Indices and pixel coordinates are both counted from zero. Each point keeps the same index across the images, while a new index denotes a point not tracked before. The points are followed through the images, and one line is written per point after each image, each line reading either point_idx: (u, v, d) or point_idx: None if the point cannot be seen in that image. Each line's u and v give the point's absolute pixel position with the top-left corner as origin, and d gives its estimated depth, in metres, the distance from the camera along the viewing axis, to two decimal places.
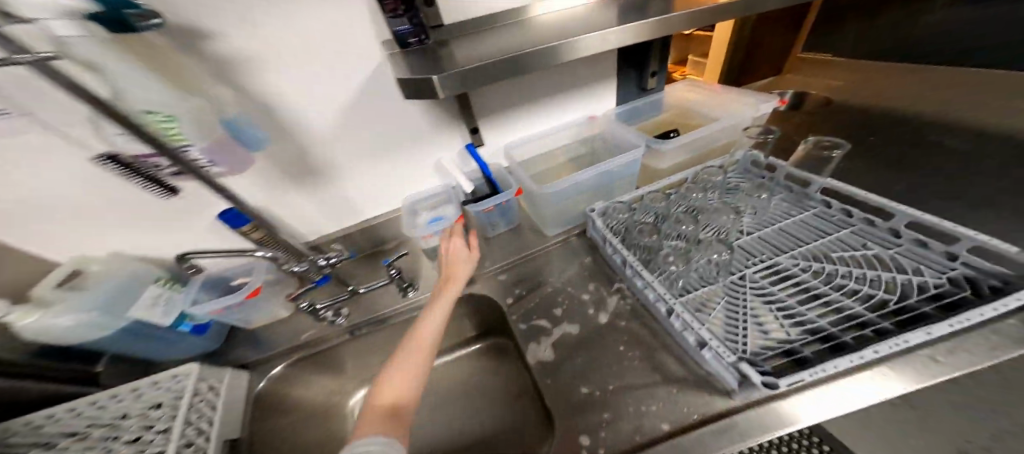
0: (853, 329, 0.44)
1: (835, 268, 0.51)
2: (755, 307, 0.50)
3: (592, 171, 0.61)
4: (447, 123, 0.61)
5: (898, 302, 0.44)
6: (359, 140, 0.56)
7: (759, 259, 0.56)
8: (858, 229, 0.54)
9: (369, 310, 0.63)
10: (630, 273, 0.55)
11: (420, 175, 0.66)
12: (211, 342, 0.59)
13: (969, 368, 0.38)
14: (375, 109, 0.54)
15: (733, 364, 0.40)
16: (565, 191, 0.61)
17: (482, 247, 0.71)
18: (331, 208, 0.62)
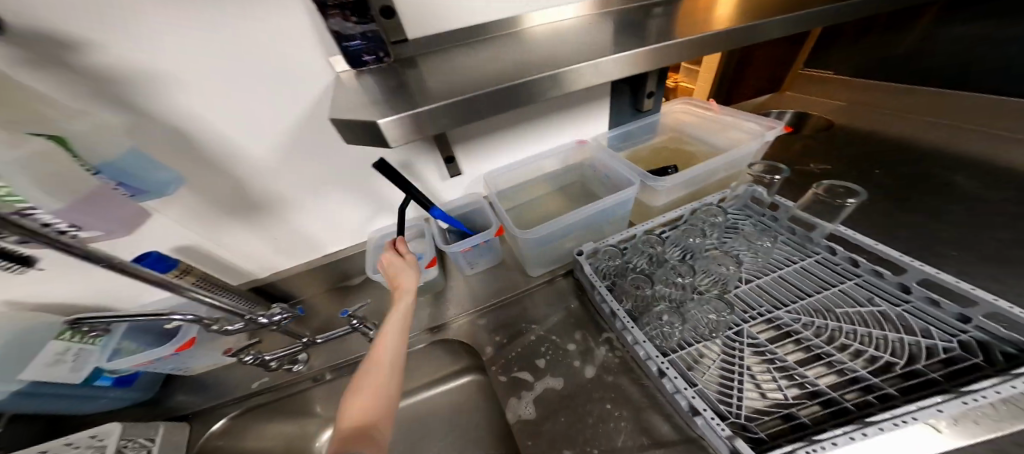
0: (856, 395, 0.40)
1: (841, 326, 0.46)
2: (752, 365, 0.45)
3: (581, 212, 0.55)
4: (416, 150, 0.55)
5: (905, 367, 0.40)
6: (309, 173, 0.51)
7: (756, 311, 0.51)
8: (863, 281, 0.50)
9: (331, 359, 0.56)
10: (618, 326, 0.51)
11: (390, 210, 0.61)
12: (144, 392, 0.52)
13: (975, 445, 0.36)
14: (323, 137, 0.48)
15: (726, 439, 0.36)
16: (549, 234, 0.55)
17: (459, 285, 0.65)
18: (285, 243, 0.56)
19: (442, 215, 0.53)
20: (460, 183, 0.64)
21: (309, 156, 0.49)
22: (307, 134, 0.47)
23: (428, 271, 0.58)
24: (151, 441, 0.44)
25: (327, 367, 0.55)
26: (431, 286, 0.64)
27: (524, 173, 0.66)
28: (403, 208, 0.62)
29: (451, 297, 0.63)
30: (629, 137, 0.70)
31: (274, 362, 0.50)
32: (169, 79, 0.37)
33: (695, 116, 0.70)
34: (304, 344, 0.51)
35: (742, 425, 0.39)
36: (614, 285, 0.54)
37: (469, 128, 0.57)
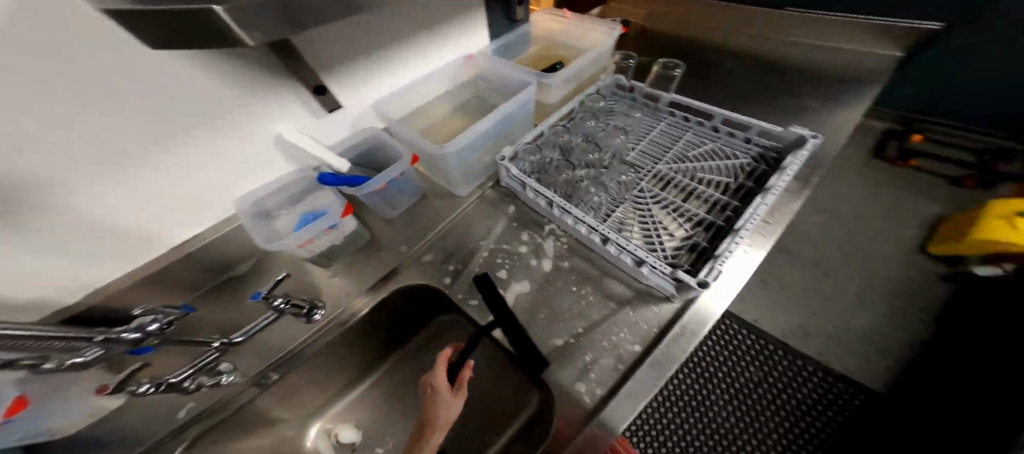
0: (718, 213, 0.58)
1: (695, 167, 0.64)
2: (660, 215, 0.58)
3: (493, 120, 0.54)
4: (266, 86, 0.42)
5: (736, 184, 0.61)
6: (77, 143, 0.33)
7: (648, 170, 0.64)
8: (696, 131, 0.68)
9: (260, 359, 0.45)
10: (558, 213, 0.55)
11: (249, 167, 0.48)
12: None
13: (782, 224, 0.58)
14: (122, 97, 0.33)
15: (672, 275, 0.47)
16: (468, 148, 0.53)
17: (384, 231, 0.56)
18: (81, 245, 0.39)
19: (336, 179, 0.43)
20: (343, 119, 0.54)
21: (93, 124, 0.33)
22: (66, 87, 0.30)
23: (343, 224, 0.47)
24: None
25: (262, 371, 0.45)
26: (352, 242, 0.53)
27: (416, 96, 0.59)
28: (271, 158, 0.50)
29: (381, 248, 0.55)
30: (507, 51, 0.72)
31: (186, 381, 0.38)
32: None
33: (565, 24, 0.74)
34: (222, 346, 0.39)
35: (670, 262, 0.52)
36: (543, 177, 0.59)
37: (325, 40, 0.43)
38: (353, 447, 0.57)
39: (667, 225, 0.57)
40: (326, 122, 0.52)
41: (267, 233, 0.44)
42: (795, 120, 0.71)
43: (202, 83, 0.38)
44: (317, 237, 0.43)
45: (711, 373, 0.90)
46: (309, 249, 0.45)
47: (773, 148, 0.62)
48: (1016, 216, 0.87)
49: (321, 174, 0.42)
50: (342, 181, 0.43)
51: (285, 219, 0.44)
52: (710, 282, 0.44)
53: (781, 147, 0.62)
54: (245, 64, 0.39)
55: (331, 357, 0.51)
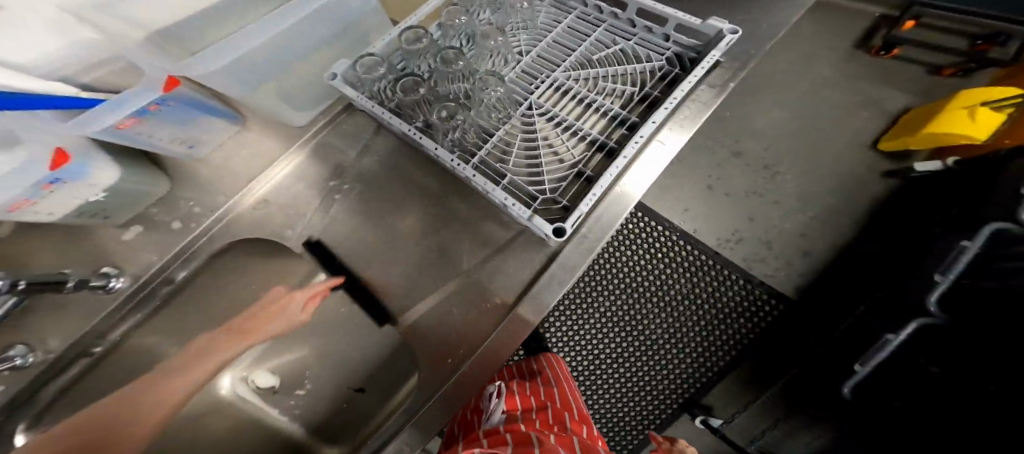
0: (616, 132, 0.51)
1: (596, 73, 0.54)
2: (549, 136, 0.51)
3: (281, 21, 0.39)
4: None
5: (640, 92, 0.52)
6: None
7: (542, 78, 0.55)
8: (608, 26, 0.58)
9: (92, 316, 0.46)
10: (416, 144, 0.48)
11: None
12: None
13: (687, 133, 0.49)
14: None
15: (528, 220, 0.42)
16: (252, 70, 0.40)
17: (226, 176, 0.52)
18: None
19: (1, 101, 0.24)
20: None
21: None
22: None
23: (85, 173, 0.37)
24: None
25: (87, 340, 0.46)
26: (128, 194, 0.44)
27: None
28: None
29: (209, 194, 0.51)
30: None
31: None
32: None
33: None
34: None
35: (544, 198, 0.47)
36: (396, 102, 0.50)
37: None
38: (274, 389, 0.66)
39: (554, 147, 0.50)
40: None
41: None
42: (742, 10, 0.57)
43: None
44: (33, 195, 0.33)
45: (635, 285, 0.95)
46: (42, 211, 0.36)
47: (693, 48, 0.53)
48: (976, 106, 0.85)
49: None
50: (17, 105, 0.26)
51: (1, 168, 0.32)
52: (565, 230, 0.41)
53: (701, 44, 0.52)
54: None
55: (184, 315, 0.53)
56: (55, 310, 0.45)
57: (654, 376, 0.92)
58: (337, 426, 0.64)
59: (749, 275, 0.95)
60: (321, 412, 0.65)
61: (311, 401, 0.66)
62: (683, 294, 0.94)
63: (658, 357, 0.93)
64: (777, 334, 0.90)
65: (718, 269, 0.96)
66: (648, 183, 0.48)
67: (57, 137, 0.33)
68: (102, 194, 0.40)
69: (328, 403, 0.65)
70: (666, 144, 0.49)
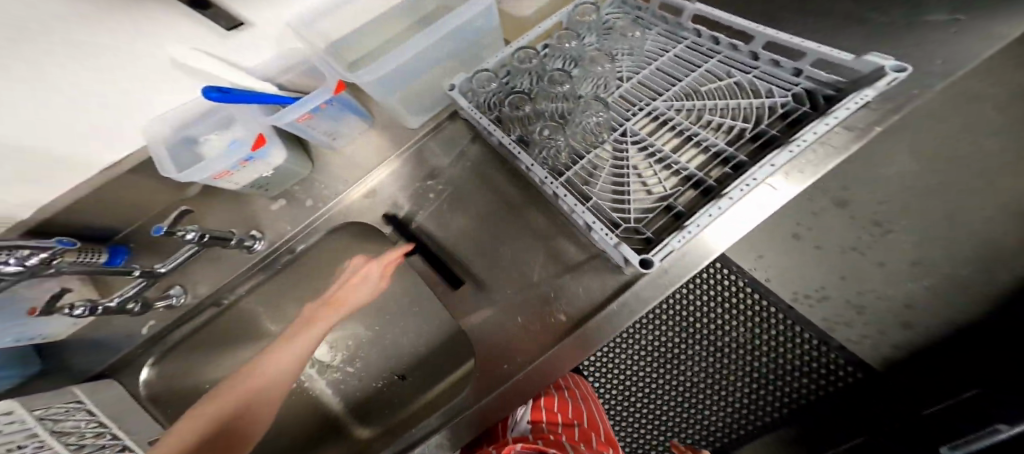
0: (719, 169, 0.47)
1: (704, 105, 0.50)
2: (639, 165, 0.49)
3: (419, 43, 0.45)
4: (159, 28, 0.36)
5: (753, 129, 0.47)
6: (59, 116, 0.38)
7: (640, 107, 0.53)
8: (723, 58, 0.54)
9: (234, 268, 0.56)
10: (512, 156, 0.50)
11: (155, 94, 0.44)
12: (30, 365, 0.47)
13: (805, 180, 0.43)
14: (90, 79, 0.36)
15: (615, 248, 0.41)
16: (391, 79, 0.47)
17: (342, 162, 0.59)
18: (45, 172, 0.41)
19: (222, 97, 0.36)
20: (256, 37, 0.44)
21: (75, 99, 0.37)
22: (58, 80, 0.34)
23: (266, 156, 0.47)
24: (82, 403, 0.42)
25: (218, 290, 0.55)
26: (289, 173, 0.54)
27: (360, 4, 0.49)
28: (178, 81, 0.44)
29: (331, 179, 0.58)
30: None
31: (127, 303, 0.47)
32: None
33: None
34: (148, 275, 0.47)
35: (627, 227, 0.45)
36: (497, 114, 0.53)
37: None
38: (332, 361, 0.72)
39: (644, 176, 0.48)
40: (236, 42, 0.43)
41: (195, 157, 0.47)
42: (905, 42, 0.48)
43: (131, 56, 0.37)
44: (232, 169, 0.44)
45: (681, 322, 0.86)
46: (233, 180, 0.47)
47: (832, 84, 0.45)
48: None
49: (202, 90, 0.35)
50: (235, 99, 0.38)
51: (209, 143, 0.48)
52: (654, 263, 0.38)
53: (845, 82, 0.44)
54: (164, 24, 0.36)
55: (287, 282, 0.61)
56: (209, 258, 0.56)
57: (684, 424, 0.85)
58: (386, 403, 0.68)
59: (826, 337, 0.80)
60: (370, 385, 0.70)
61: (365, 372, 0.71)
62: (740, 343, 0.83)
63: (694, 405, 0.85)
64: (848, 405, 0.76)
65: (789, 324, 0.82)
66: (748, 228, 0.43)
67: (258, 125, 0.46)
68: (270, 172, 0.50)
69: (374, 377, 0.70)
70: (780, 188, 0.44)
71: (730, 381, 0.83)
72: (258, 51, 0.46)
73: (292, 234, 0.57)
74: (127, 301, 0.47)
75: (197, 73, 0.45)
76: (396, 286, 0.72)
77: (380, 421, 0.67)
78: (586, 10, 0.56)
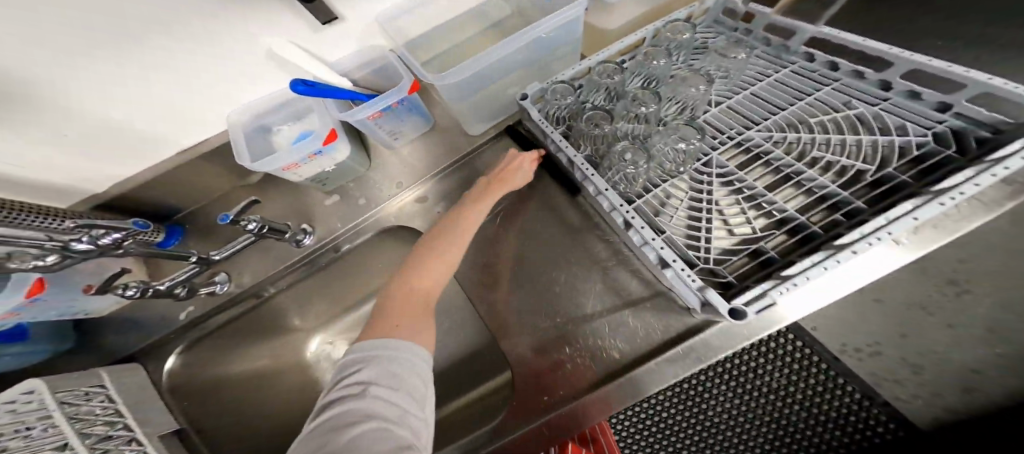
0: (821, 218, 0.38)
1: (813, 138, 0.41)
2: (719, 201, 0.42)
3: (503, 47, 0.43)
4: (259, 16, 0.38)
5: (876, 173, 0.37)
6: (154, 95, 0.40)
7: (726, 135, 0.47)
8: (838, 87, 0.44)
9: (280, 260, 0.55)
10: (579, 176, 0.45)
11: (244, 86, 0.45)
12: (63, 340, 0.49)
13: (930, 243, 0.35)
14: (186, 65, 0.39)
15: (699, 291, 0.34)
16: (467, 84, 0.45)
17: (397, 163, 0.58)
18: (126, 148, 0.44)
19: (308, 90, 0.38)
20: (346, 31, 0.46)
21: (172, 80, 0.39)
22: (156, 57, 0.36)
23: (332, 151, 0.46)
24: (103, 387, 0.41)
25: (259, 282, 0.54)
26: (351, 171, 0.55)
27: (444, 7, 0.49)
28: (268, 74, 0.45)
29: (383, 180, 0.57)
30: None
31: (176, 287, 0.46)
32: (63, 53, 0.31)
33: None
34: (203, 261, 0.46)
35: (708, 268, 0.37)
36: (569, 132, 0.49)
37: None
38: None
39: (725, 212, 0.41)
40: (328, 35, 0.44)
41: (269, 148, 0.48)
42: None
43: (228, 46, 0.39)
44: (301, 161, 0.44)
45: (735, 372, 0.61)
46: (298, 174, 0.47)
47: (999, 124, 0.33)
48: None
49: (290, 82, 0.37)
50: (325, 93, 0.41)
51: (282, 134, 0.48)
52: (748, 315, 0.31)
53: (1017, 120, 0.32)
54: (261, 15, 0.37)
55: (325, 280, 0.60)
56: (259, 247, 0.56)
57: None
58: None
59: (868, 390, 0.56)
60: None
61: None
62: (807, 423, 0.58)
63: None
64: None
65: (870, 406, 0.56)
66: (841, 295, 0.36)
67: (330, 117, 0.46)
68: (333, 167, 0.49)
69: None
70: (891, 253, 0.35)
71: (779, 404, 0.58)
72: (343, 45, 0.48)
73: (339, 232, 0.55)
74: (176, 286, 0.46)
75: (290, 67, 0.46)
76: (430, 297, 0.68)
77: None
78: (678, 26, 0.51)
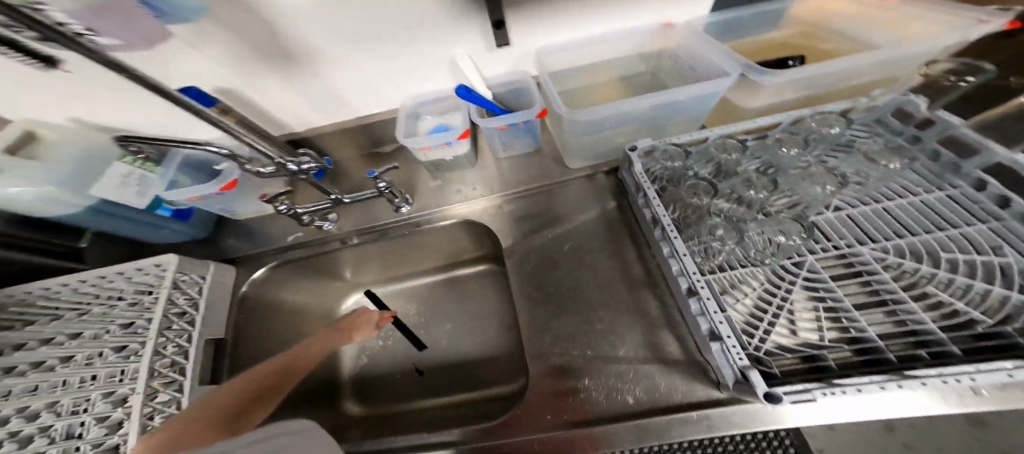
0: (903, 350, 0.34)
1: (936, 272, 0.37)
2: (796, 302, 0.40)
3: (634, 103, 0.47)
4: (458, 16, 0.47)
5: (991, 327, 0.32)
6: (363, 70, 0.52)
7: (833, 243, 0.44)
8: (994, 227, 0.38)
9: (376, 218, 0.65)
10: (659, 234, 0.47)
11: (420, 78, 0.55)
12: (201, 231, 0.65)
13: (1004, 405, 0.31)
14: (397, 52, 0.51)
15: (742, 368, 0.33)
16: (589, 126, 0.51)
17: (493, 169, 0.66)
18: (322, 102, 0.56)
19: (465, 95, 0.49)
20: (505, 57, 0.55)
21: (379, 61, 0.52)
22: (381, 40, 0.48)
23: (458, 145, 0.56)
24: (204, 278, 0.57)
25: (352, 230, 0.65)
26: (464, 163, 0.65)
27: (595, 52, 0.56)
28: (438, 74, 0.56)
29: (478, 179, 0.65)
30: (734, 26, 0.59)
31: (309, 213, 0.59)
32: (337, 23, 0.45)
33: (857, 3, 0.55)
34: (328, 202, 0.57)
35: (755, 355, 0.35)
36: (666, 191, 0.51)
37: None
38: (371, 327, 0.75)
39: (793, 314, 0.39)
40: (497, 54, 0.54)
41: (414, 131, 0.57)
42: None
43: (429, 49, 0.51)
44: (435, 146, 0.54)
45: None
46: (427, 155, 0.57)
47: None
48: None
49: (457, 86, 0.49)
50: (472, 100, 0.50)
51: (426, 123, 0.57)
52: (781, 402, 0.29)
53: None
54: (467, 21, 0.48)
55: (399, 246, 0.68)
56: (367, 203, 0.67)
57: None
58: (394, 394, 0.66)
59: None
60: (396, 361, 0.70)
61: (397, 348, 0.72)
62: None
63: None
64: None
65: None
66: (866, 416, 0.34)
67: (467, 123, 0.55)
68: (452, 157, 0.58)
69: (397, 363, 0.70)
70: (947, 397, 0.32)
71: None
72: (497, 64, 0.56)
73: (429, 212, 0.63)
74: (315, 213, 0.58)
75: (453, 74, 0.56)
76: (473, 293, 0.74)
77: (384, 399, 0.66)
78: (828, 119, 0.50)
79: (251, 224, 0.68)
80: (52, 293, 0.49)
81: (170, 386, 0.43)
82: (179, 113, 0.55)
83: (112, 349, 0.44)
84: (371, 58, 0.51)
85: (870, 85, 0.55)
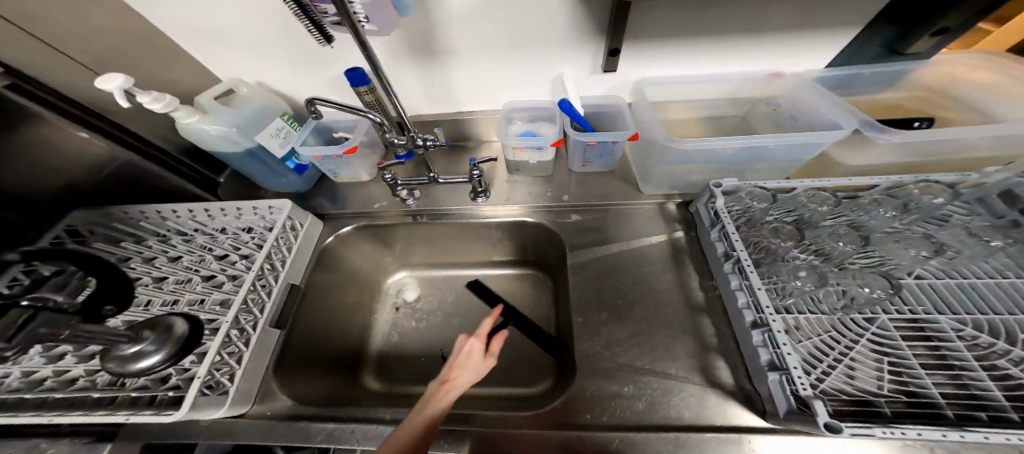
0: (961, 408, 0.36)
1: (1011, 350, 0.38)
2: (860, 354, 0.41)
3: (723, 140, 0.52)
4: (587, 38, 0.54)
5: None
6: (489, 74, 0.60)
7: (910, 308, 0.44)
8: None
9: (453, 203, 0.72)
10: (731, 267, 0.49)
11: (532, 87, 0.62)
12: (305, 185, 0.74)
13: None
14: (525, 63, 0.58)
15: (803, 397, 0.35)
16: (678, 155, 0.55)
17: (563, 179, 0.72)
18: (440, 96, 0.65)
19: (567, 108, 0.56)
20: (607, 80, 0.62)
21: (506, 68, 0.59)
22: (514, 52, 0.56)
23: (546, 151, 0.61)
24: (301, 226, 0.65)
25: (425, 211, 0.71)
26: (540, 169, 0.71)
27: (688, 90, 0.63)
28: (545, 87, 0.62)
29: (551, 185, 0.71)
30: (849, 84, 0.62)
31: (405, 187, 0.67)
32: (487, 32, 0.53)
33: (966, 84, 0.56)
34: (428, 180, 0.66)
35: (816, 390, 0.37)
36: (742, 228, 0.53)
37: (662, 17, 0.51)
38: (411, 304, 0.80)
39: (853, 365, 0.40)
40: (599, 78, 0.61)
41: (505, 135, 0.62)
42: None
43: (548, 65, 0.58)
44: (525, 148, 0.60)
45: None
46: (516, 155, 0.63)
47: None
48: None
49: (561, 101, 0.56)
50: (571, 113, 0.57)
51: (515, 127, 0.63)
52: (842, 434, 0.32)
53: None
54: (596, 44, 0.55)
55: (465, 235, 0.74)
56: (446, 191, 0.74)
57: None
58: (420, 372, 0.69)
59: None
60: (431, 341, 0.74)
61: (433, 330, 0.75)
62: None
63: None
64: None
65: None
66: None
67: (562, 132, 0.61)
68: (537, 161, 0.64)
69: (430, 344, 0.73)
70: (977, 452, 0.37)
71: None
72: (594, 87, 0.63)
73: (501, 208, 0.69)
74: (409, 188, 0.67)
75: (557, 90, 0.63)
76: (518, 291, 0.78)
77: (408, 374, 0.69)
78: (932, 189, 0.51)
79: (344, 189, 0.76)
80: (171, 214, 0.60)
81: (245, 322, 0.51)
82: (334, 86, 0.66)
83: (202, 278, 0.54)
84: (503, 64, 0.58)
85: (977, 163, 0.55)
